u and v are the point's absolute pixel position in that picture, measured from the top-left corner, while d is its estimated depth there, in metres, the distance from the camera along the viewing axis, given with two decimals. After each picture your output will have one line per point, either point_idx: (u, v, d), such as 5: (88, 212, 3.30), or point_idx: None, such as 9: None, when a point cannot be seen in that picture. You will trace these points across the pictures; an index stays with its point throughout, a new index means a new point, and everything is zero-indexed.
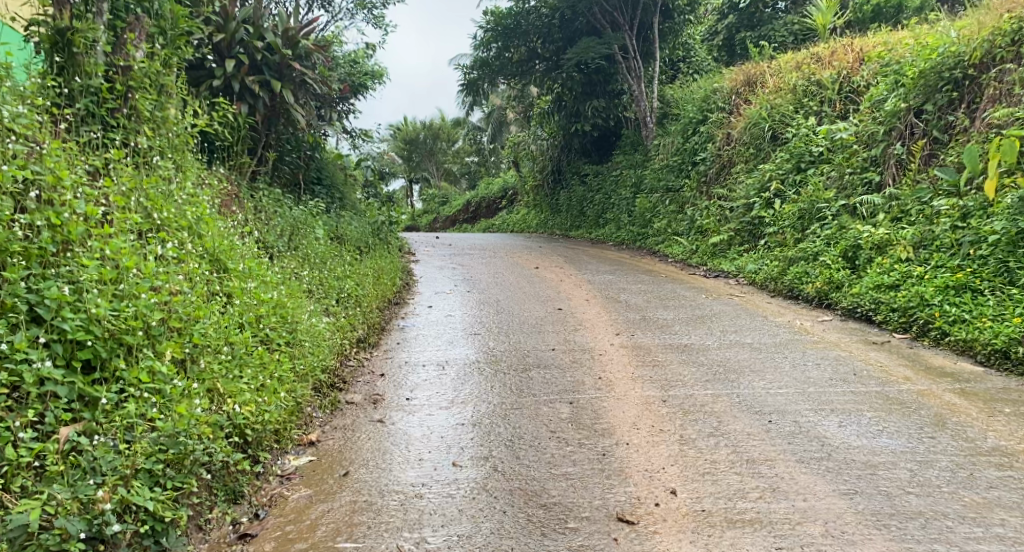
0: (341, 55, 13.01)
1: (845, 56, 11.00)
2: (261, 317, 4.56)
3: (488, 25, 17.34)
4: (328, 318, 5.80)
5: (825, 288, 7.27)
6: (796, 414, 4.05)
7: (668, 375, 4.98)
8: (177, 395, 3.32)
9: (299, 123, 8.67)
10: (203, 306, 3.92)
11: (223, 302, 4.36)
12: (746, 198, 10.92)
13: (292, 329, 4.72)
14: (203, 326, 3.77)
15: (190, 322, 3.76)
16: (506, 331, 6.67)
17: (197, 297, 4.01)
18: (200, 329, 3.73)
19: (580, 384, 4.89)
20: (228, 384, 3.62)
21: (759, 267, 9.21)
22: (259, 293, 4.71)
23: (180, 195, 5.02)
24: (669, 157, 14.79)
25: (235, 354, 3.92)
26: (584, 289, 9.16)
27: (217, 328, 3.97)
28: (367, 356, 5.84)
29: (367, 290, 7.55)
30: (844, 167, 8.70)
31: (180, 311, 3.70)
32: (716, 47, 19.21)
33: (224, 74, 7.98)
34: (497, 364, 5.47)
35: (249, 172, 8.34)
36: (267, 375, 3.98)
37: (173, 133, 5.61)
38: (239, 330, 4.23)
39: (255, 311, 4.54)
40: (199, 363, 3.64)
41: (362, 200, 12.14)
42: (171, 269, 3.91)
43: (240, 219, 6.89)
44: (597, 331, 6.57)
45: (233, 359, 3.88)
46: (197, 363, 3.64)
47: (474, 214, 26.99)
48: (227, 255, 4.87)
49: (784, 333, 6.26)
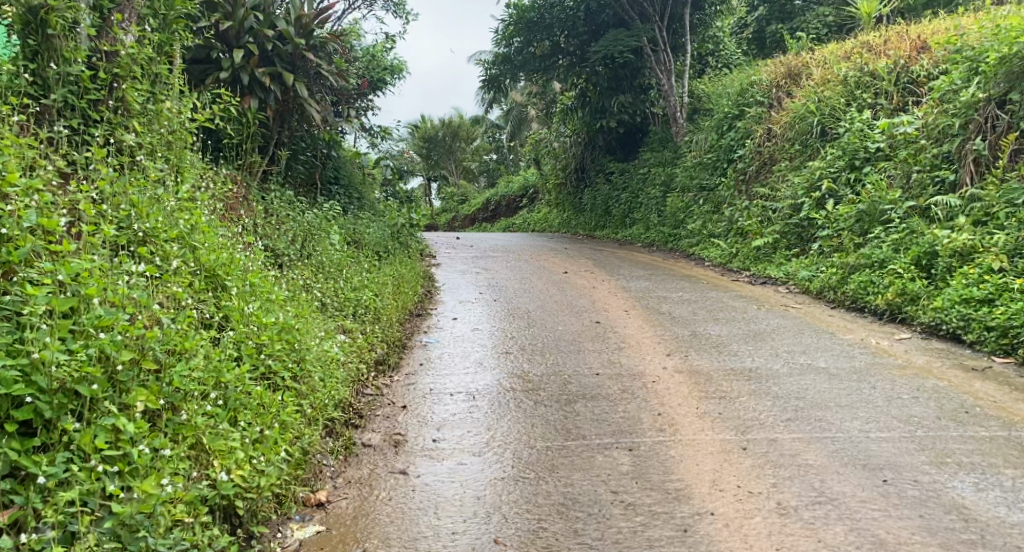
0: (358, 48, 12.29)
1: (902, 45, 10.28)
2: (265, 345, 3.85)
3: (510, 18, 16.60)
4: (342, 337, 5.09)
5: (898, 302, 6.53)
6: (917, 469, 3.33)
7: (741, 413, 4.22)
8: (144, 465, 2.71)
9: (313, 119, 7.96)
10: (188, 338, 3.25)
11: (215, 331, 3.67)
12: (793, 198, 10.18)
13: (300, 357, 4.00)
14: (188, 367, 3.12)
15: (170, 362, 3.11)
16: (541, 350, 5.91)
17: (183, 326, 3.33)
18: (183, 371, 3.08)
19: (636, 422, 4.15)
20: (216, 441, 2.98)
21: (814, 274, 8.44)
22: (264, 316, 3.99)
23: (173, 201, 4.28)
24: (703, 154, 14.00)
25: (228, 399, 3.24)
26: (620, 298, 8.38)
27: (207, 365, 3.29)
28: (386, 381, 5.11)
29: (384, 301, 6.82)
30: (910, 164, 7.97)
31: (156, 349, 3.04)
32: (745, 40, 18.38)
33: (232, 65, 7.28)
34: (537, 394, 4.72)
35: (259, 171, 7.67)
36: (267, 423, 3.30)
37: (167, 127, 4.85)
38: (235, 365, 3.54)
39: (259, 339, 3.83)
40: (181, 414, 3.00)
41: (379, 201, 11.45)
42: (148, 296, 3.25)
43: (231, 217, 5.97)
44: (646, 352, 5.80)
45: (225, 406, 3.21)
46: (178, 414, 3.00)
47: (493, 214, 26.26)
48: (227, 269, 4.16)
49: (861, 355, 5.50)
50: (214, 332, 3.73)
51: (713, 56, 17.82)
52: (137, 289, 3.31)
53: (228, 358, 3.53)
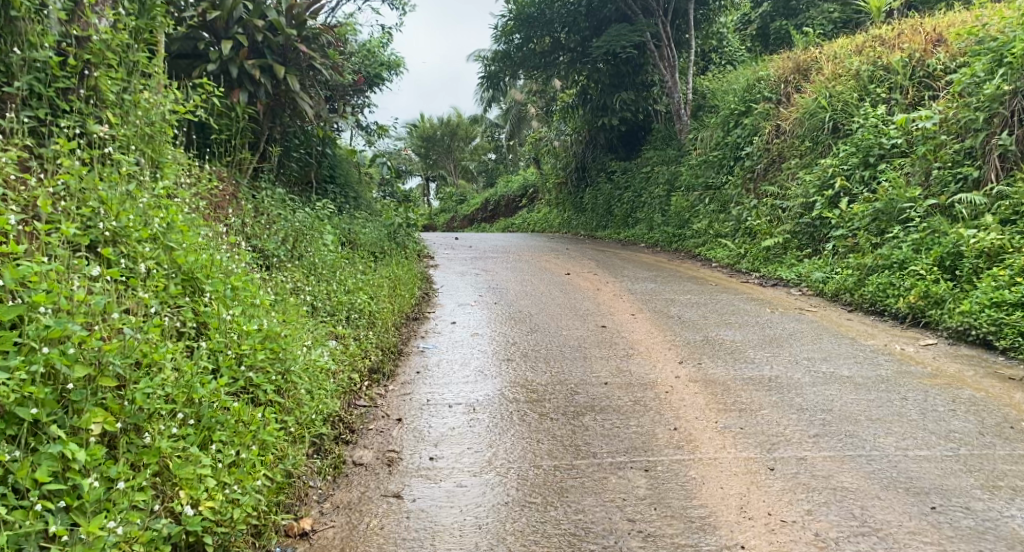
0: (354, 43, 11.94)
1: (917, 38, 9.98)
2: (246, 356, 3.52)
3: (510, 14, 16.22)
4: (333, 344, 4.76)
5: (920, 305, 6.32)
6: (968, 495, 3.06)
7: (763, 427, 3.90)
8: (93, 500, 2.49)
9: (306, 114, 7.63)
10: (158, 349, 2.98)
11: (188, 342, 3.34)
12: (804, 197, 9.88)
13: (285, 369, 3.66)
14: (152, 383, 2.85)
15: (132, 378, 2.84)
16: (546, 357, 5.58)
17: (150, 337, 3.03)
18: (146, 389, 2.80)
19: (650, 437, 3.82)
20: (183, 469, 2.72)
21: (828, 276, 8.14)
22: (245, 323, 3.66)
23: (148, 197, 3.95)
24: (708, 152, 13.69)
25: (199, 419, 2.94)
26: (626, 300, 8.05)
27: (177, 379, 2.99)
28: (380, 391, 4.78)
29: (379, 304, 6.48)
30: (930, 160, 7.80)
31: (115, 364, 2.78)
32: (749, 37, 18.10)
33: (221, 56, 6.96)
34: (542, 406, 4.39)
35: (250, 169, 7.35)
36: (244, 443, 2.98)
37: (142, 119, 4.51)
38: (211, 378, 3.22)
39: (239, 348, 3.51)
40: (143, 437, 2.74)
41: (376, 200, 11.14)
42: (106, 305, 2.97)
43: (215, 218, 5.63)
44: (657, 358, 5.46)
45: (197, 427, 2.93)
46: (141, 436, 2.75)
47: (493, 214, 25.93)
48: (207, 272, 3.83)
49: (886, 363, 5.18)
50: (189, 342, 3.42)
51: (717, 53, 17.52)
52: (98, 296, 3.02)
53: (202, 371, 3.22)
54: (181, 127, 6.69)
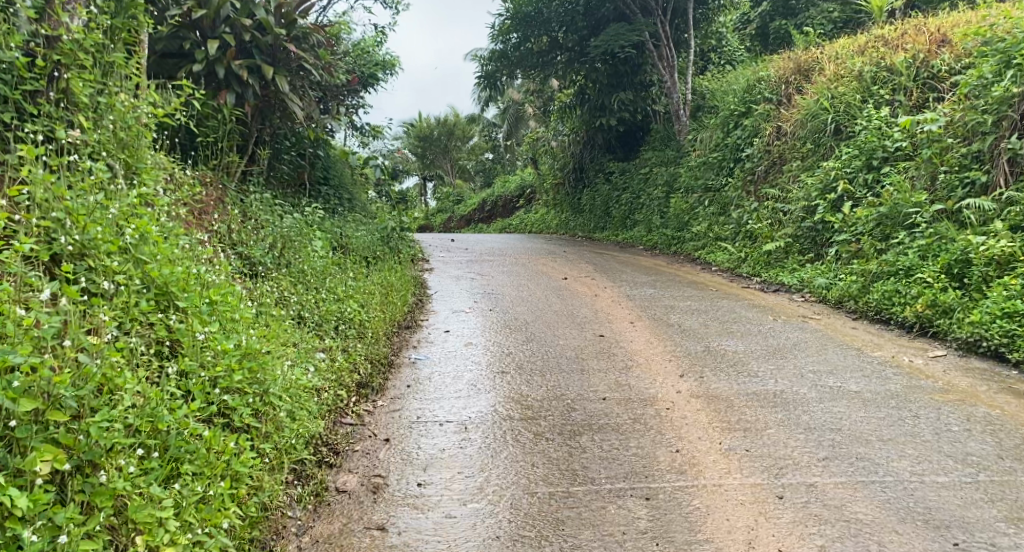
0: (348, 42, 11.72)
1: (920, 38, 9.81)
2: (221, 378, 3.34)
3: (507, 13, 15.98)
4: (319, 359, 4.56)
5: (928, 314, 6.13)
6: (993, 529, 2.93)
7: (770, 449, 3.70)
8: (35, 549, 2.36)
9: (296, 115, 7.42)
10: (117, 379, 2.86)
11: (155, 365, 3.18)
12: (806, 200, 9.69)
13: (263, 390, 3.47)
14: (111, 415, 2.73)
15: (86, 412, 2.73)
16: (542, 370, 5.37)
17: (109, 365, 2.90)
18: (103, 423, 2.69)
19: (651, 460, 3.63)
20: (142, 512, 2.63)
21: (832, 282, 7.94)
22: (221, 340, 3.48)
23: (120, 205, 3.76)
24: (707, 154, 13.50)
25: (164, 455, 2.86)
26: (624, 307, 7.85)
27: (138, 409, 2.87)
28: (368, 407, 4.57)
29: (369, 313, 6.27)
30: (936, 164, 7.65)
31: (65, 397, 2.66)
32: (748, 36, 17.92)
33: (207, 56, 6.74)
34: (537, 425, 4.19)
35: (238, 172, 7.15)
36: (211, 478, 2.91)
37: (111, 121, 4.27)
38: (180, 405, 3.07)
39: (214, 369, 3.33)
40: (98, 476, 2.63)
41: (370, 202, 10.94)
42: (58, 332, 2.83)
43: (197, 227, 5.43)
44: (656, 371, 5.26)
45: (162, 462, 2.84)
46: (96, 475, 2.65)
47: (490, 214, 25.71)
48: (183, 285, 3.64)
49: (894, 376, 4.98)
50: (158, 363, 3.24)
51: (716, 53, 17.33)
52: (53, 320, 2.87)
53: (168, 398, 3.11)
54: (160, 128, 6.48)
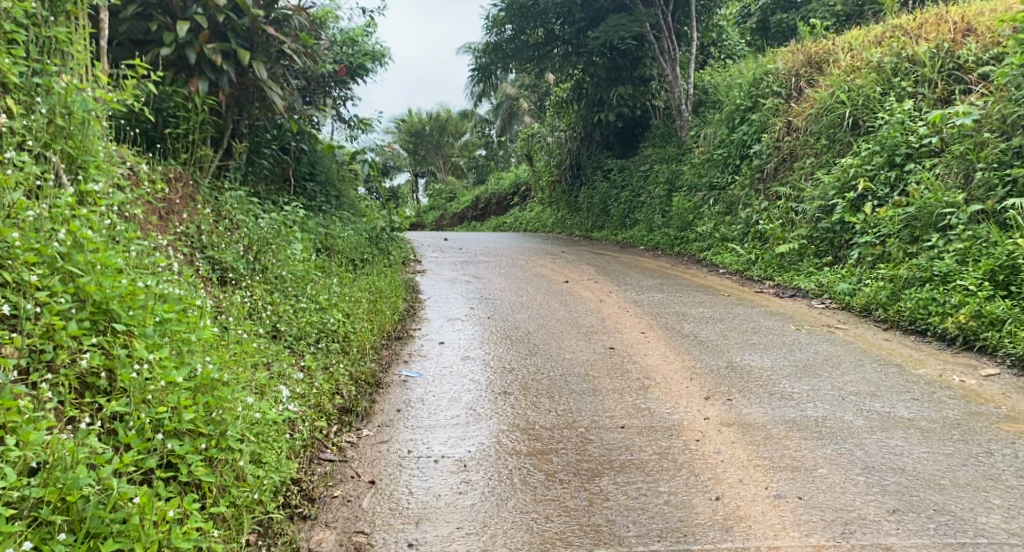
0: (336, 30, 11.14)
1: (944, 27, 9.27)
2: (165, 420, 2.87)
3: (503, 4, 15.39)
4: (290, 388, 3.99)
5: (972, 326, 5.61)
6: None
7: (828, 496, 3.16)
8: None
9: (276, 105, 6.82)
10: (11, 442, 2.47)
11: (76, 414, 2.76)
12: (822, 199, 9.12)
13: (218, 434, 2.97)
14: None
15: None
16: (548, 392, 4.77)
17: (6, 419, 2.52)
18: None
19: (688, 513, 3.09)
20: None
21: (855, 288, 7.40)
22: (168, 371, 2.97)
23: (49, 207, 3.23)
24: (712, 150, 12.92)
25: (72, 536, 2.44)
26: (632, 314, 7.25)
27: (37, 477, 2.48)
28: (351, 438, 4.00)
29: (354, 325, 5.66)
30: (971, 159, 7.22)
31: None
32: (748, 31, 17.41)
33: (176, 39, 6.12)
34: (547, 462, 3.60)
35: (212, 167, 6.55)
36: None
37: (47, 105, 3.69)
38: (101, 464, 2.63)
39: (156, 411, 2.84)
40: None
41: (359, 200, 10.35)
42: None
43: (158, 232, 4.88)
44: (677, 393, 4.67)
45: (73, 544, 2.43)
46: None
47: (484, 212, 25.11)
48: (128, 299, 3.13)
49: (949, 400, 4.41)
50: (84, 412, 2.79)
51: (716, 47, 16.70)
52: None
53: (89, 454, 2.69)
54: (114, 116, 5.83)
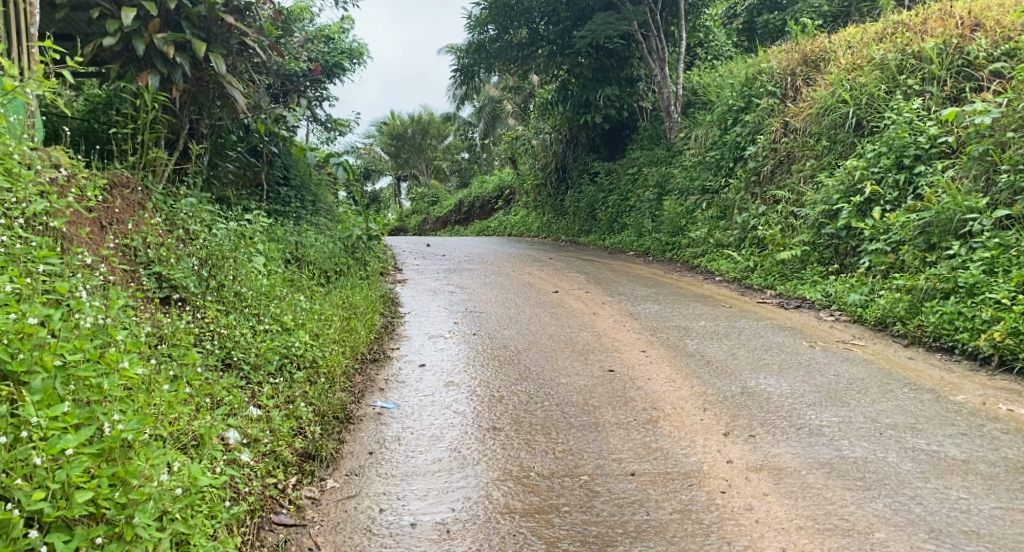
0: (310, 26, 10.51)
1: (950, 21, 8.76)
2: (46, 508, 2.39)
3: (485, 2, 14.80)
4: (239, 439, 3.46)
5: (1010, 344, 5.11)
6: None
7: None
8: None
9: (238, 103, 6.18)
10: None
11: None
12: (826, 203, 8.58)
13: (119, 521, 2.49)
14: None
15: None
16: (544, 427, 4.17)
17: None
18: None
19: None
20: None
21: (868, 300, 6.87)
22: (54, 441, 2.49)
23: None
24: (704, 152, 12.38)
25: None
26: (629, 330, 6.66)
27: None
28: (313, 492, 3.46)
29: (322, 348, 5.02)
30: (993, 161, 6.72)
31: None
32: (734, 31, 16.92)
33: (121, 28, 5.49)
34: (547, 528, 3.11)
35: (165, 170, 5.91)
36: None
37: None
38: None
39: (34, 498, 2.37)
40: None
41: (335, 205, 9.69)
42: None
43: (90, 248, 4.35)
44: (691, 429, 4.11)
45: None
46: None
47: (467, 216, 24.49)
48: (18, 346, 2.66)
49: (1003, 436, 3.86)
50: None
51: (703, 48, 16.15)
52: None
53: None
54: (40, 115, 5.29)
